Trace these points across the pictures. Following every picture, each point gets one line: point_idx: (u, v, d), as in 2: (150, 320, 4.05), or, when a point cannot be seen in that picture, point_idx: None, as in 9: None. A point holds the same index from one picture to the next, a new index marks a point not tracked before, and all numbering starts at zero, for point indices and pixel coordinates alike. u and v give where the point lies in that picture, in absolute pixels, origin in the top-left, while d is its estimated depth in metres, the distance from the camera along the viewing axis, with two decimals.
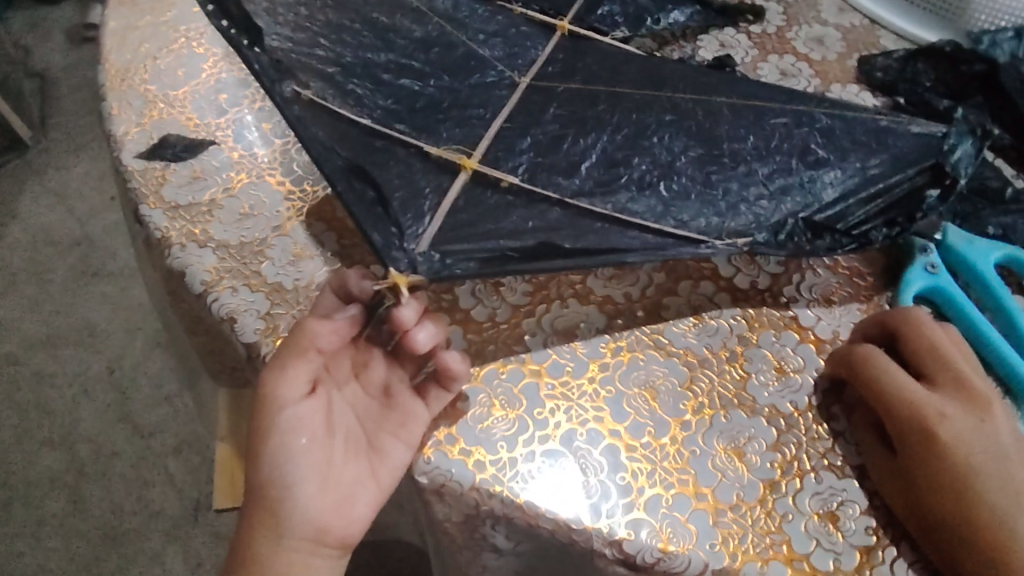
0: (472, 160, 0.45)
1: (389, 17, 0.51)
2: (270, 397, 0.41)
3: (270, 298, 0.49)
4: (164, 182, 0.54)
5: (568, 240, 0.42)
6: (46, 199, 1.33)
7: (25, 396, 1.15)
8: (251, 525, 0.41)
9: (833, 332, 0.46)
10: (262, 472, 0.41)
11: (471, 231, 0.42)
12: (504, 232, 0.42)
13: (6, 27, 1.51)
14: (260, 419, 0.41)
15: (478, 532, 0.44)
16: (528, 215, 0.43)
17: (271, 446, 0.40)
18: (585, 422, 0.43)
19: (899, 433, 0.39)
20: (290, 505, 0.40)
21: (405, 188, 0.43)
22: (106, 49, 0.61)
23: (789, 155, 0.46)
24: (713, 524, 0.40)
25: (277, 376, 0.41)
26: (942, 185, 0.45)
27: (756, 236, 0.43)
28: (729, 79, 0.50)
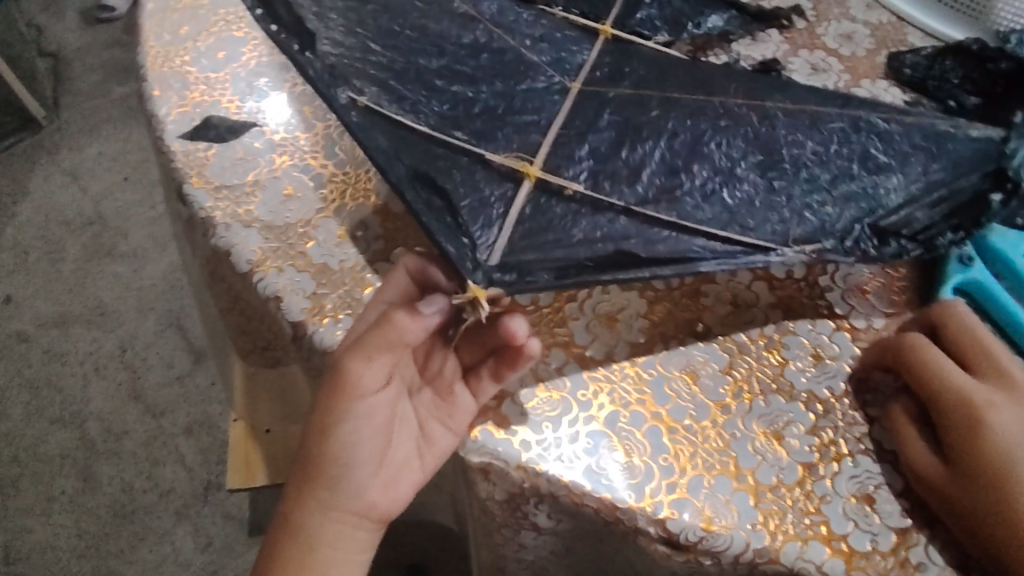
0: (535, 169, 0.45)
1: (438, 23, 0.52)
2: (347, 384, 0.40)
3: (316, 278, 0.50)
4: (208, 163, 0.55)
5: (645, 245, 0.43)
6: (58, 178, 1.33)
7: (36, 373, 1.16)
8: (298, 493, 0.42)
9: (866, 321, 0.47)
10: (322, 451, 0.41)
11: (540, 241, 0.43)
12: (576, 241, 0.43)
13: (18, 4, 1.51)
14: (329, 400, 0.41)
15: (520, 511, 0.45)
16: (593, 222, 0.44)
17: (339, 430, 0.41)
18: (628, 404, 0.44)
19: (942, 415, 0.41)
20: (346, 482, 0.42)
21: (471, 195, 0.44)
22: (146, 31, 0.62)
23: (850, 159, 0.47)
24: (754, 505, 0.41)
25: (361, 367, 0.40)
26: (1004, 189, 0.47)
27: (823, 242, 0.44)
28: (780, 85, 0.51)
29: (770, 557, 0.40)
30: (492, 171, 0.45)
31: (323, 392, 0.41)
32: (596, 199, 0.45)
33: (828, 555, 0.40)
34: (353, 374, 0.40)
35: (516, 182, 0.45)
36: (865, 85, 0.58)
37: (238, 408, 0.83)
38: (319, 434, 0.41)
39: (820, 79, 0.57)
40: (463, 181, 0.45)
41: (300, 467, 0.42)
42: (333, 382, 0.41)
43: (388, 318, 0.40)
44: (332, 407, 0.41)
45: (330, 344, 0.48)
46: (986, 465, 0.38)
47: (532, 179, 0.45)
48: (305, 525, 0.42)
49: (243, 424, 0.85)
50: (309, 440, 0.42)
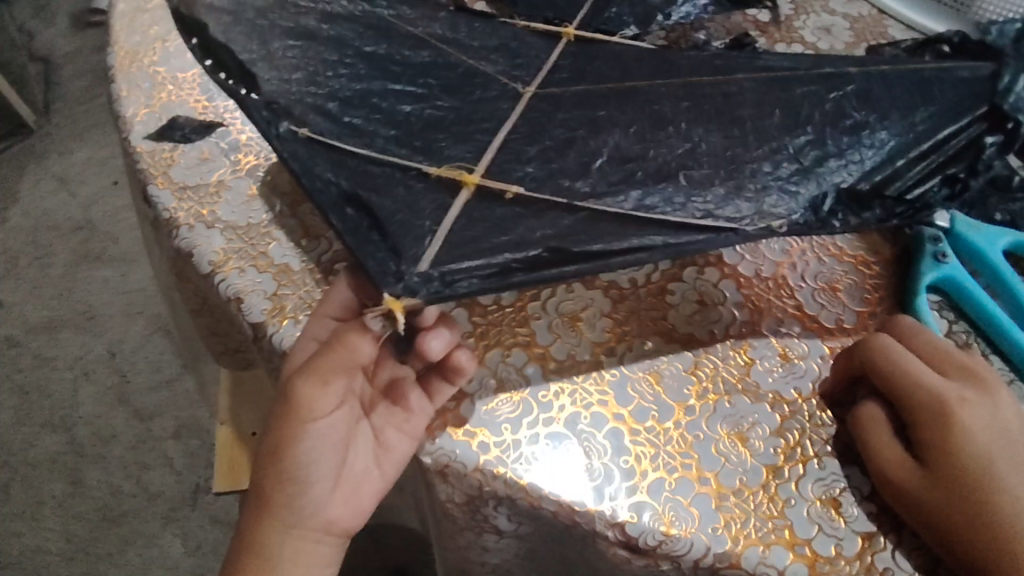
0: (474, 176, 0.44)
1: (383, 47, 0.51)
2: (298, 407, 0.39)
3: (278, 279, 0.49)
4: (173, 163, 0.54)
5: (598, 224, 0.43)
6: (48, 183, 1.33)
7: (26, 377, 1.15)
8: (256, 517, 0.41)
9: (836, 320, 0.46)
10: (278, 473, 0.40)
11: (473, 249, 0.41)
12: (511, 244, 0.42)
13: (9, 11, 1.52)
14: (281, 423, 0.40)
15: (480, 513, 0.44)
16: (539, 221, 0.43)
17: (294, 454, 0.40)
18: (589, 405, 0.43)
19: (916, 418, 0.39)
20: (304, 502, 0.41)
21: (404, 209, 0.43)
22: (115, 31, 0.61)
23: (823, 123, 0.47)
24: (716, 508, 0.41)
25: (310, 389, 0.39)
26: (1005, 129, 0.50)
27: (793, 215, 0.43)
28: (750, 57, 0.51)
29: (731, 561, 0.39)
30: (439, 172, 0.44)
31: (276, 414, 0.40)
32: (539, 200, 0.44)
33: (790, 560, 0.39)
34: (302, 396, 0.39)
35: (453, 192, 0.44)
36: None
37: (223, 413, 0.82)
38: (273, 458, 0.40)
39: None
40: (404, 195, 0.43)
41: (256, 491, 0.41)
42: (284, 404, 0.39)
43: (335, 339, 0.38)
44: (283, 431, 0.40)
45: (289, 344, 0.47)
46: (967, 465, 0.38)
47: (471, 186, 0.44)
48: (264, 551, 0.41)
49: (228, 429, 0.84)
50: (261, 465, 0.41)
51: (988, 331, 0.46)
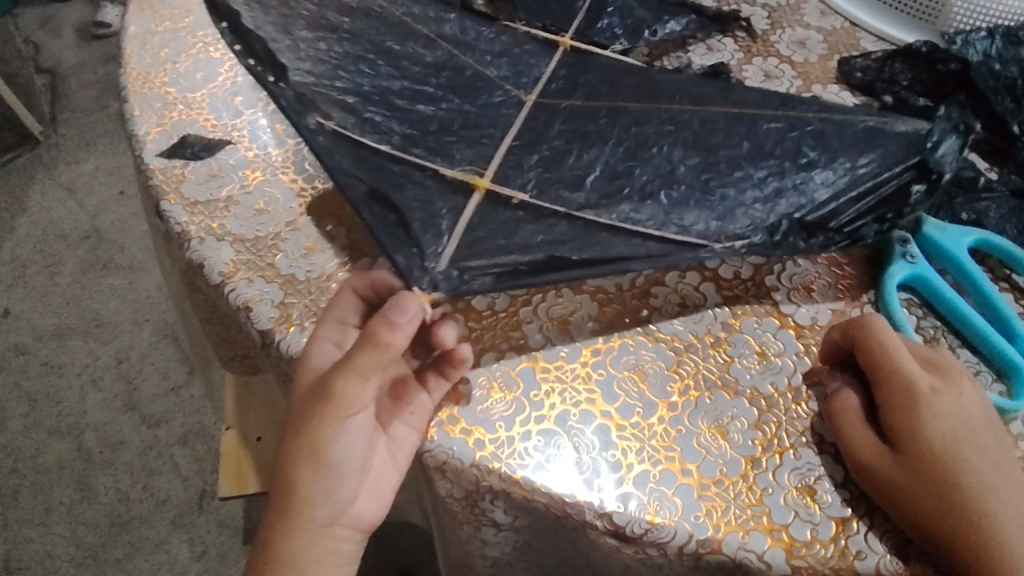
0: (485, 180, 0.48)
1: (403, 45, 0.54)
2: (337, 403, 0.41)
3: (284, 289, 0.52)
4: (184, 180, 0.58)
5: (578, 247, 0.46)
6: (56, 193, 1.44)
7: (34, 385, 1.22)
8: (281, 518, 0.42)
9: (810, 319, 0.49)
10: (308, 478, 0.42)
11: (483, 248, 0.45)
12: (516, 245, 0.45)
13: (24, 32, 1.69)
14: (311, 432, 0.41)
15: (478, 507, 0.47)
16: (542, 228, 0.46)
17: (328, 452, 0.41)
18: (578, 403, 0.46)
19: (889, 404, 0.42)
20: (328, 500, 0.43)
21: (423, 209, 0.46)
22: (127, 55, 0.65)
23: (782, 158, 0.49)
24: (698, 497, 0.43)
25: (346, 393, 0.40)
26: (928, 180, 0.48)
27: (753, 238, 0.46)
28: (724, 88, 0.53)
29: (713, 547, 0.42)
30: (446, 188, 0.48)
31: (304, 421, 0.41)
32: (542, 210, 0.47)
33: (768, 544, 0.42)
34: (343, 390, 0.41)
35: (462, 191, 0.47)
36: (817, 90, 0.59)
37: (230, 417, 0.86)
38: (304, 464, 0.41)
39: (772, 85, 0.59)
40: (422, 195, 0.47)
41: (282, 493, 0.42)
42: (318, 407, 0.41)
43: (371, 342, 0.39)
44: (316, 429, 0.41)
45: (296, 351, 0.49)
46: (935, 450, 0.40)
47: (481, 192, 0.47)
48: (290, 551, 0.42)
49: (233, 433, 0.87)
50: (289, 465, 0.42)
51: (957, 326, 0.49)
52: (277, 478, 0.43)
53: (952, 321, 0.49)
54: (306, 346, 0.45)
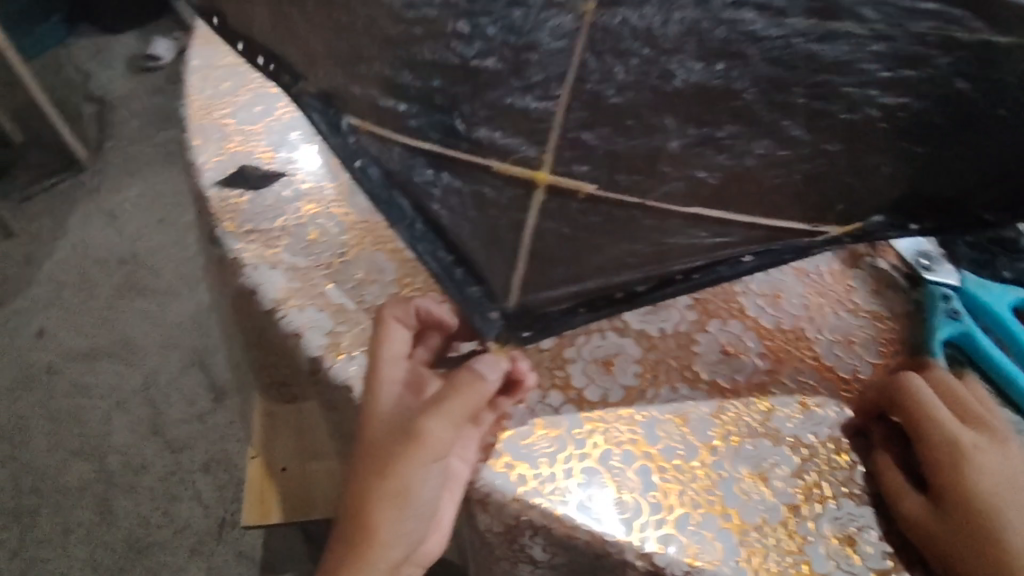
0: (544, 173, 0.44)
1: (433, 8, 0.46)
2: (425, 443, 0.42)
3: (335, 317, 0.53)
4: (240, 209, 0.60)
5: (660, 241, 0.44)
6: (96, 219, 1.48)
7: (63, 405, 1.25)
8: (357, 560, 0.43)
9: (852, 371, 0.49)
10: (390, 519, 0.42)
11: (558, 276, 0.44)
12: (608, 265, 0.44)
13: (75, 63, 1.76)
14: (399, 474, 0.42)
15: (517, 542, 0.47)
16: (621, 239, 0.44)
17: (413, 494, 0.42)
18: (621, 443, 0.47)
19: (933, 464, 0.42)
20: (401, 537, 0.43)
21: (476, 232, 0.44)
22: (189, 86, 0.68)
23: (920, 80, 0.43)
24: (738, 543, 0.44)
25: (440, 437, 0.42)
26: None
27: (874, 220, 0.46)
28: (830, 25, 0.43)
29: None
30: (494, 185, 0.44)
31: (392, 467, 0.42)
32: (613, 203, 0.44)
33: None
34: (434, 434, 0.42)
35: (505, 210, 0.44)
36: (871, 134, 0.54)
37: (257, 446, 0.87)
38: (389, 504, 0.42)
39: None
40: (476, 210, 0.44)
41: (359, 535, 0.42)
42: (409, 453, 0.41)
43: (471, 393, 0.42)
44: (404, 470, 0.41)
45: (343, 378, 0.51)
46: (974, 508, 0.40)
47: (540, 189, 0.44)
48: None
49: (258, 461, 0.86)
50: (369, 508, 0.42)
51: (1000, 382, 0.48)
52: (351, 521, 0.43)
53: (997, 377, 0.48)
54: (368, 383, 0.44)
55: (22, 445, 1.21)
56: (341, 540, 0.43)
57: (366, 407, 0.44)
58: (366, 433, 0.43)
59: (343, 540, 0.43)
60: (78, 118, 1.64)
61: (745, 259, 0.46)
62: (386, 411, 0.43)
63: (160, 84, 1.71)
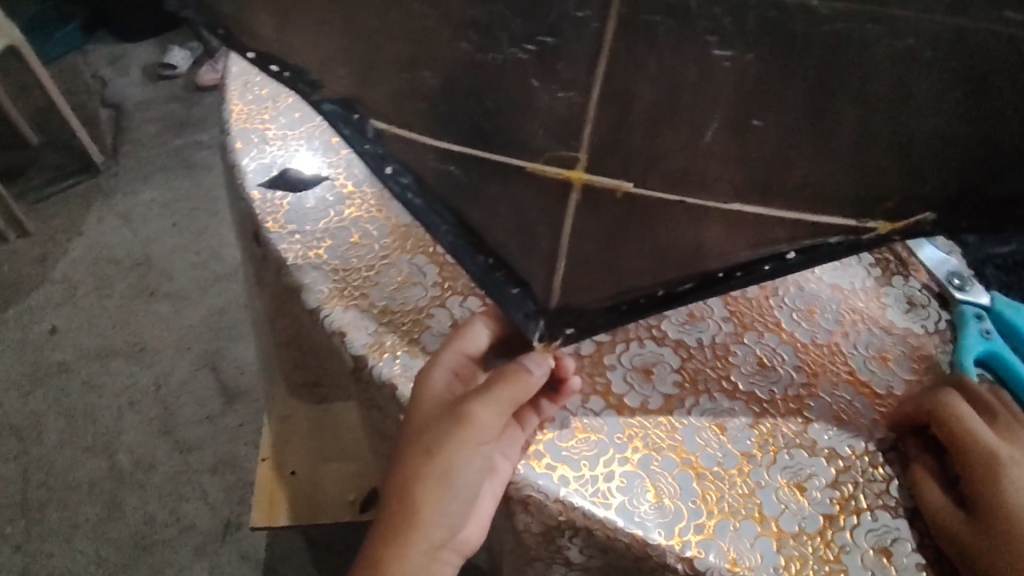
0: (579, 172, 0.40)
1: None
2: (473, 426, 0.43)
3: (378, 317, 0.54)
4: (283, 210, 0.61)
5: (696, 240, 0.42)
6: (111, 220, 1.49)
7: (73, 403, 1.25)
8: (394, 542, 0.42)
9: (886, 386, 0.51)
10: (433, 501, 0.43)
11: (579, 282, 0.42)
12: (635, 271, 0.43)
13: (94, 68, 1.78)
14: (445, 455, 0.43)
15: (555, 543, 0.48)
16: (651, 239, 0.42)
17: (457, 477, 0.43)
18: (661, 449, 0.48)
19: (968, 474, 0.43)
20: (441, 522, 0.43)
21: (510, 234, 0.43)
22: (232, 91, 0.69)
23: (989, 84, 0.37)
24: (777, 549, 0.44)
25: (487, 421, 0.43)
26: None
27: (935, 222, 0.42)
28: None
29: None
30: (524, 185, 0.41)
31: (438, 447, 0.43)
32: (652, 200, 0.41)
33: None
34: (481, 417, 0.43)
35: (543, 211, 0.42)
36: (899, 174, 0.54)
37: (268, 448, 0.87)
38: (433, 484, 0.43)
39: None
40: (510, 209, 0.42)
41: (401, 516, 0.43)
42: (456, 434, 0.43)
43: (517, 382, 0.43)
44: (452, 450, 0.43)
45: (387, 376, 0.51)
46: (1007, 517, 0.40)
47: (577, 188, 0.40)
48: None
49: (269, 464, 0.86)
50: (415, 487, 0.43)
51: None
52: (394, 501, 0.43)
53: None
54: (423, 369, 0.46)
55: (32, 441, 1.21)
56: (380, 525, 0.43)
57: (419, 390, 0.46)
58: (416, 417, 0.45)
59: (381, 524, 0.43)
60: (94, 122, 1.66)
61: (789, 256, 0.43)
62: (438, 394, 0.45)
63: (178, 90, 1.72)
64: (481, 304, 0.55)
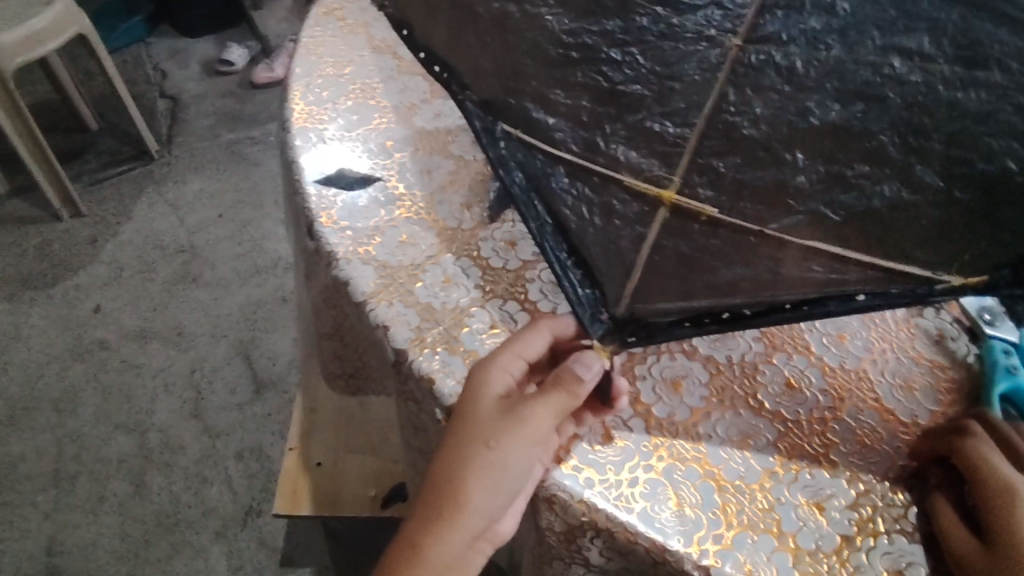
0: (671, 192, 0.49)
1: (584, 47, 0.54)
2: (531, 423, 0.44)
3: (421, 314, 0.57)
4: (336, 206, 0.64)
5: (773, 268, 0.47)
6: (160, 207, 1.54)
7: (111, 379, 1.29)
8: (439, 528, 0.43)
9: (910, 415, 0.52)
10: (484, 492, 0.44)
11: (661, 283, 0.47)
12: (719, 286, 0.47)
13: (155, 60, 1.85)
14: (502, 447, 0.44)
15: (575, 543, 0.50)
16: (736, 261, 0.47)
17: (510, 471, 0.44)
18: (685, 460, 0.49)
19: (983, 503, 0.44)
20: (485, 514, 0.44)
21: (597, 238, 0.49)
22: (294, 91, 0.73)
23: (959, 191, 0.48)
24: (793, 564, 0.46)
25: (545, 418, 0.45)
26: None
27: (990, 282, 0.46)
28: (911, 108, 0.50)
29: None
30: (623, 199, 0.50)
31: (497, 438, 0.44)
32: (737, 226, 0.48)
33: None
34: (539, 415, 0.45)
35: (621, 225, 0.49)
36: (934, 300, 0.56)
37: (296, 438, 0.89)
38: (488, 473, 0.43)
39: None
40: (600, 220, 0.50)
41: (448, 503, 0.43)
42: (516, 429, 0.44)
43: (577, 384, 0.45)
44: (507, 443, 0.44)
45: (426, 371, 0.54)
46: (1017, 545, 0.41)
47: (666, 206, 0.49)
48: (435, 561, 0.43)
49: (297, 454, 0.88)
50: (466, 475, 0.43)
51: None
52: (441, 489, 0.44)
53: None
54: (480, 365, 0.48)
55: (69, 413, 1.26)
56: (427, 508, 0.44)
57: (473, 384, 0.47)
58: (472, 408, 0.46)
59: (429, 507, 0.44)
60: (151, 113, 1.72)
61: (859, 297, 0.47)
62: (494, 389, 0.46)
63: (233, 87, 1.78)
64: (520, 308, 0.57)
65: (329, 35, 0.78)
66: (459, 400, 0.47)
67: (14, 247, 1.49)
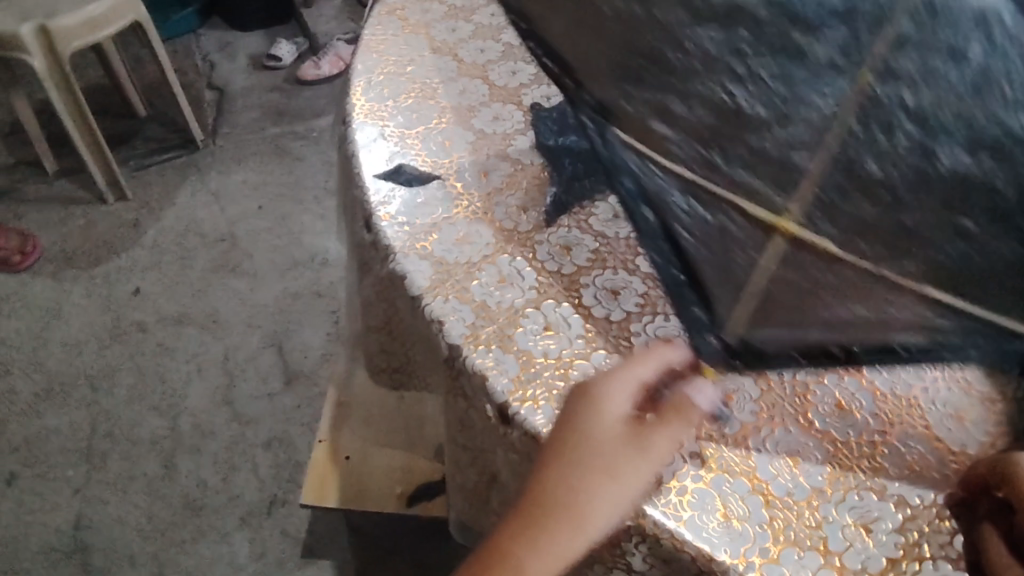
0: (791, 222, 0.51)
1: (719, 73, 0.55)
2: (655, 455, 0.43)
3: (476, 312, 0.58)
4: (395, 201, 0.65)
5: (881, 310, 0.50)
6: (203, 196, 1.57)
7: (146, 361, 1.31)
8: (549, 549, 0.42)
9: (960, 445, 0.52)
10: (601, 517, 0.43)
11: (775, 313, 0.50)
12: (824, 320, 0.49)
13: (205, 52, 1.89)
14: (625, 478, 0.43)
15: (619, 548, 0.50)
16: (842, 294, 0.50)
17: (627, 500, 0.43)
18: (734, 472, 0.50)
19: None
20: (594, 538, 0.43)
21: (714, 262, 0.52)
22: (356, 87, 0.74)
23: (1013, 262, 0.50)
24: None
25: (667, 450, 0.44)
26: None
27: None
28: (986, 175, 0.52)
29: None
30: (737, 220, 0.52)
31: (620, 466, 0.43)
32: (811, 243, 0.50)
33: None
34: (662, 447, 0.43)
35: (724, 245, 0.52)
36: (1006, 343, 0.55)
37: (325, 431, 0.90)
38: (606, 499, 0.42)
39: None
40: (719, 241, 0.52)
41: (562, 527, 0.42)
42: (639, 458, 0.43)
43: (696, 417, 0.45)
44: (629, 473, 0.43)
45: (479, 368, 0.54)
46: None
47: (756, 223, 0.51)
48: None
49: (325, 447, 0.89)
50: (586, 502, 0.42)
51: None
52: (538, 506, 0.43)
53: None
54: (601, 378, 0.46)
55: (103, 392, 1.28)
56: (537, 523, 0.43)
57: (595, 406, 0.45)
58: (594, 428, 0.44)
59: (539, 523, 0.43)
60: (199, 104, 1.75)
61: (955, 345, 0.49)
62: (616, 419, 0.44)
63: (279, 82, 1.81)
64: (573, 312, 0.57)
65: (391, 35, 0.80)
66: (577, 417, 0.45)
67: (59, 226, 1.52)
